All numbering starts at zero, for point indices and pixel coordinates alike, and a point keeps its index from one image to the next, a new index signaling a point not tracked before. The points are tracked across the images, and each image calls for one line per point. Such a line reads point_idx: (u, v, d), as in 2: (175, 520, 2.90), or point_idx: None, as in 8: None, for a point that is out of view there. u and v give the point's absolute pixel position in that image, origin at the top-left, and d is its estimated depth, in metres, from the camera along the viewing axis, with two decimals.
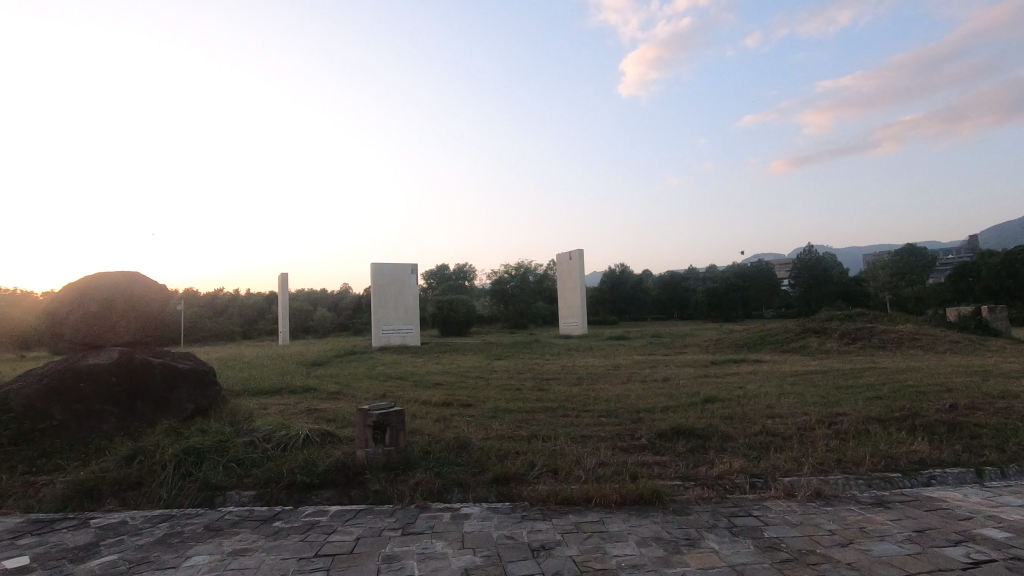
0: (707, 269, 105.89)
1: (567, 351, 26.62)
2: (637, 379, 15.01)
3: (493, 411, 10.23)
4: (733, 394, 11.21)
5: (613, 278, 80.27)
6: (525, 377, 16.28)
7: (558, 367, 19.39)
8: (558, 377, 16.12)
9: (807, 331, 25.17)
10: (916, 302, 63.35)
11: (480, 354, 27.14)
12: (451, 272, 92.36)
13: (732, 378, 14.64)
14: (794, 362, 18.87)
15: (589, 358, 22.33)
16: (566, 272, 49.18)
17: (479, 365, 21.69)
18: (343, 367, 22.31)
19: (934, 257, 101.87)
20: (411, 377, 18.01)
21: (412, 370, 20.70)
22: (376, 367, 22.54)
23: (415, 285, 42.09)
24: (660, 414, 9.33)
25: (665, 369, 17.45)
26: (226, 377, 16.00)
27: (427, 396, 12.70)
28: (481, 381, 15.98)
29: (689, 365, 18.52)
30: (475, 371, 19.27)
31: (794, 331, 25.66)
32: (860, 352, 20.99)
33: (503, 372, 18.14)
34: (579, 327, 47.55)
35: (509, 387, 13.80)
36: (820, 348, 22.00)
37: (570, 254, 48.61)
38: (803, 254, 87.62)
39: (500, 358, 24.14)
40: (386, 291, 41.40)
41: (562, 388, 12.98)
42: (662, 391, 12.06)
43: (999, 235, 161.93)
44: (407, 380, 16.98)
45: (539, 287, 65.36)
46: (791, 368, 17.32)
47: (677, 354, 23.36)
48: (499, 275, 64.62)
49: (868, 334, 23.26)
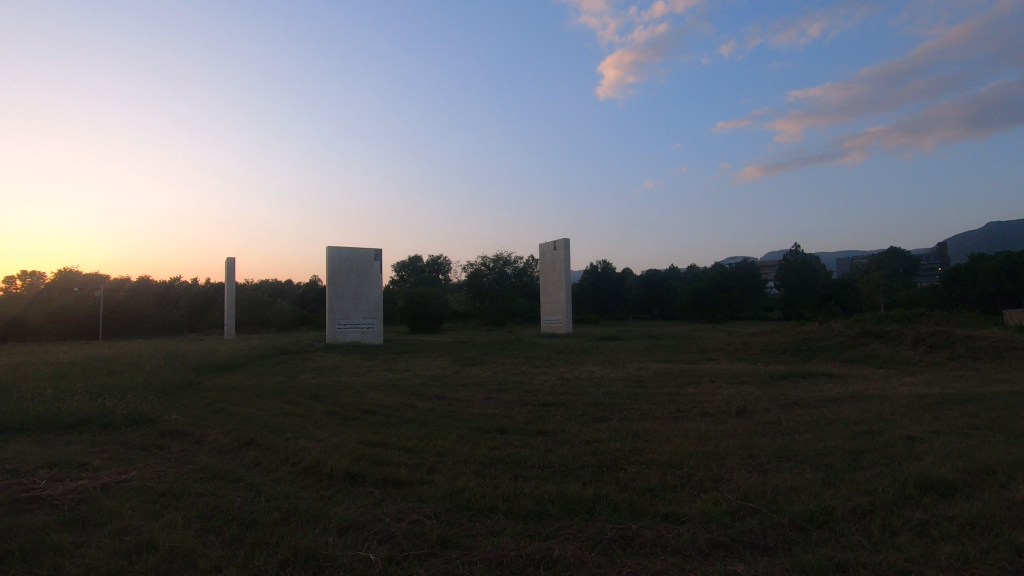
0: (693, 268, 101.40)
1: (560, 355, 20.99)
2: (696, 408, 9.35)
3: (446, 516, 4.35)
4: (946, 462, 5.51)
5: (597, 274, 75.11)
6: (512, 401, 10.49)
7: (557, 381, 13.59)
8: (564, 400, 10.37)
9: (865, 335, 19.87)
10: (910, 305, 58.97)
11: (449, 356, 21.28)
12: (424, 264, 85.91)
13: (849, 411, 9.04)
14: (888, 380, 13.45)
15: (594, 367, 16.64)
16: (550, 264, 43.37)
17: (446, 374, 15.79)
18: (261, 374, 16.29)
19: (920, 262, 98.55)
20: (342, 394, 12.05)
21: (350, 380, 14.77)
22: (305, 373, 16.53)
23: (380, 274, 35.62)
24: (880, 557, 3.56)
25: (716, 389, 11.85)
26: (31, 396, 9.93)
27: (336, 444, 6.82)
28: (444, 406, 10.11)
29: (745, 383, 12.93)
30: (437, 385, 13.38)
31: (845, 336, 20.31)
32: (957, 365, 15.64)
33: (478, 388, 12.28)
34: (564, 326, 41.97)
35: (487, 425, 7.94)
36: (897, 358, 16.68)
37: (555, 244, 42.77)
38: (792, 254, 83.66)
39: (475, 363, 18.31)
40: (345, 280, 34.79)
41: (583, 435, 7.17)
42: (777, 446, 6.35)
43: (974, 238, 161.51)
44: (330, 400, 11.04)
45: (519, 282, 59.48)
46: (900, 390, 11.80)
47: (707, 363, 17.88)
48: (475, 268, 58.60)
49: (951, 340, 18.07)
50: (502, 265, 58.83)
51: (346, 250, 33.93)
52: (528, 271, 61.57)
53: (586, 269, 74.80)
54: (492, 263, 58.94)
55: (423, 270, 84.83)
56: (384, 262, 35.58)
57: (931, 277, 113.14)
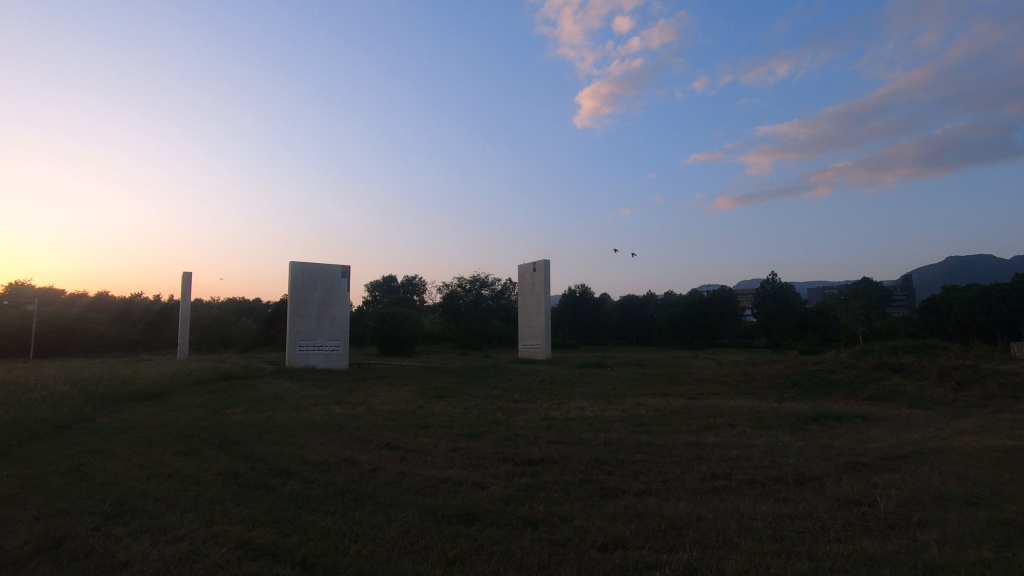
0: (670, 294, 100.56)
1: (542, 386, 18.45)
2: (735, 472, 6.91)
3: None
4: None
5: (575, 299, 73.09)
6: (487, 456, 7.88)
7: (543, 423, 11.03)
8: (556, 455, 7.82)
9: (881, 369, 17.80)
10: (888, 334, 57.72)
11: (416, 386, 18.51)
12: (398, 283, 82.59)
13: (940, 478, 6.71)
14: (936, 424, 11.28)
15: (585, 402, 14.16)
16: (529, 286, 40.94)
17: (407, 409, 13.08)
18: (181, 408, 13.31)
19: (891, 292, 99.03)
20: (265, 439, 9.25)
21: (288, 418, 11.96)
22: (236, 406, 13.60)
23: (348, 292, 32.63)
24: None
25: (746, 438, 9.43)
26: None
27: (196, 556, 4.18)
28: (392, 464, 7.45)
29: (773, 428, 10.59)
30: (393, 426, 10.65)
31: (859, 369, 18.24)
32: (997, 405, 13.66)
33: (445, 434, 9.66)
34: (543, 351, 39.48)
35: (449, 507, 5.33)
36: (928, 397, 14.59)
37: (534, 265, 40.46)
38: (769, 281, 83.17)
39: (445, 395, 15.62)
40: (308, 298, 31.72)
41: (595, 532, 4.65)
42: (914, 569, 3.91)
43: (939, 270, 165.04)
44: (243, 449, 8.29)
45: (496, 304, 56.98)
46: (967, 440, 9.58)
47: (712, 399, 15.55)
48: (450, 289, 55.93)
49: (981, 376, 16.10)
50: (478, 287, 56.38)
51: (310, 265, 30.92)
52: (506, 294, 59.09)
53: (563, 293, 72.74)
54: (468, 284, 56.33)
55: (397, 291, 81.69)
56: (352, 279, 32.65)
57: (901, 307, 114.19)
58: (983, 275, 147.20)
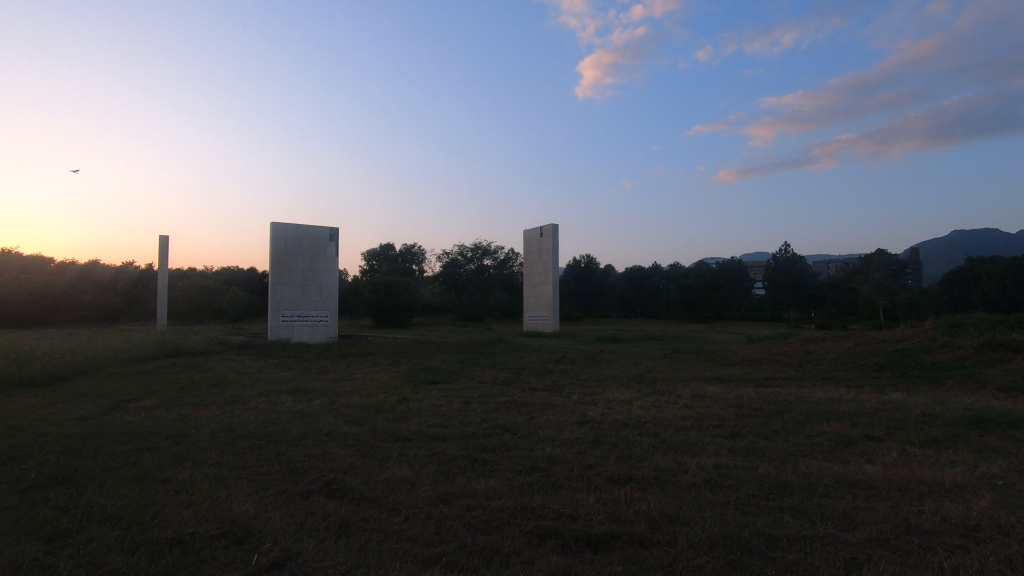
0: (676, 266, 96.49)
1: (563, 368, 14.73)
2: None
3: None
4: None
5: (579, 270, 68.99)
6: (507, 523, 4.15)
7: (583, 431, 7.27)
8: (644, 527, 4.04)
9: (991, 349, 13.96)
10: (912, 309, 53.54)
11: (406, 366, 14.78)
12: (397, 252, 78.35)
13: None
14: None
15: (629, 395, 10.39)
16: (535, 253, 36.99)
17: (384, 404, 9.35)
18: (71, 401, 9.56)
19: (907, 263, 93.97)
20: (129, 469, 5.50)
21: (207, 418, 8.20)
22: (149, 398, 9.84)
23: (337, 258, 28.73)
24: None
25: (931, 472, 5.66)
26: None
27: None
28: (317, 548, 3.72)
29: (942, 445, 6.83)
30: (354, 437, 6.91)
31: (961, 349, 14.40)
32: None
33: (433, 458, 5.91)
34: (550, 324, 35.78)
35: None
36: None
37: (542, 230, 36.33)
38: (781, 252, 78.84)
39: (439, 381, 11.89)
40: (292, 264, 27.70)
41: None
42: None
43: (951, 241, 159.45)
44: (61, 500, 4.55)
45: (499, 276, 53.09)
46: None
47: (791, 387, 11.86)
48: (449, 257, 51.95)
49: None
50: (480, 256, 52.39)
51: (293, 226, 26.81)
52: (511, 263, 54.64)
53: (567, 264, 68.65)
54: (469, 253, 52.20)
55: (396, 260, 77.70)
56: (341, 243, 28.63)
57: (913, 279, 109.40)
58: (996, 250, 141.79)
